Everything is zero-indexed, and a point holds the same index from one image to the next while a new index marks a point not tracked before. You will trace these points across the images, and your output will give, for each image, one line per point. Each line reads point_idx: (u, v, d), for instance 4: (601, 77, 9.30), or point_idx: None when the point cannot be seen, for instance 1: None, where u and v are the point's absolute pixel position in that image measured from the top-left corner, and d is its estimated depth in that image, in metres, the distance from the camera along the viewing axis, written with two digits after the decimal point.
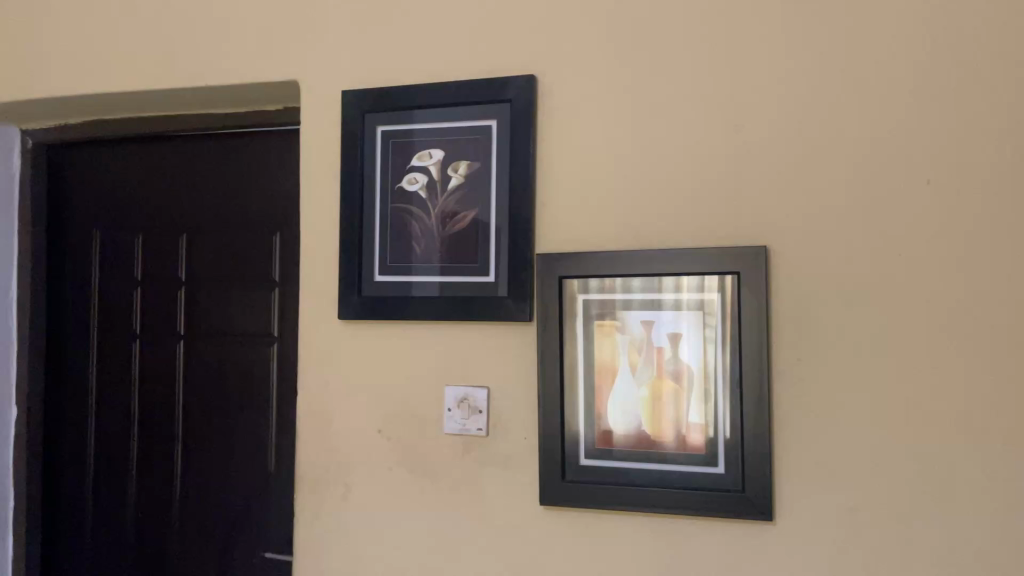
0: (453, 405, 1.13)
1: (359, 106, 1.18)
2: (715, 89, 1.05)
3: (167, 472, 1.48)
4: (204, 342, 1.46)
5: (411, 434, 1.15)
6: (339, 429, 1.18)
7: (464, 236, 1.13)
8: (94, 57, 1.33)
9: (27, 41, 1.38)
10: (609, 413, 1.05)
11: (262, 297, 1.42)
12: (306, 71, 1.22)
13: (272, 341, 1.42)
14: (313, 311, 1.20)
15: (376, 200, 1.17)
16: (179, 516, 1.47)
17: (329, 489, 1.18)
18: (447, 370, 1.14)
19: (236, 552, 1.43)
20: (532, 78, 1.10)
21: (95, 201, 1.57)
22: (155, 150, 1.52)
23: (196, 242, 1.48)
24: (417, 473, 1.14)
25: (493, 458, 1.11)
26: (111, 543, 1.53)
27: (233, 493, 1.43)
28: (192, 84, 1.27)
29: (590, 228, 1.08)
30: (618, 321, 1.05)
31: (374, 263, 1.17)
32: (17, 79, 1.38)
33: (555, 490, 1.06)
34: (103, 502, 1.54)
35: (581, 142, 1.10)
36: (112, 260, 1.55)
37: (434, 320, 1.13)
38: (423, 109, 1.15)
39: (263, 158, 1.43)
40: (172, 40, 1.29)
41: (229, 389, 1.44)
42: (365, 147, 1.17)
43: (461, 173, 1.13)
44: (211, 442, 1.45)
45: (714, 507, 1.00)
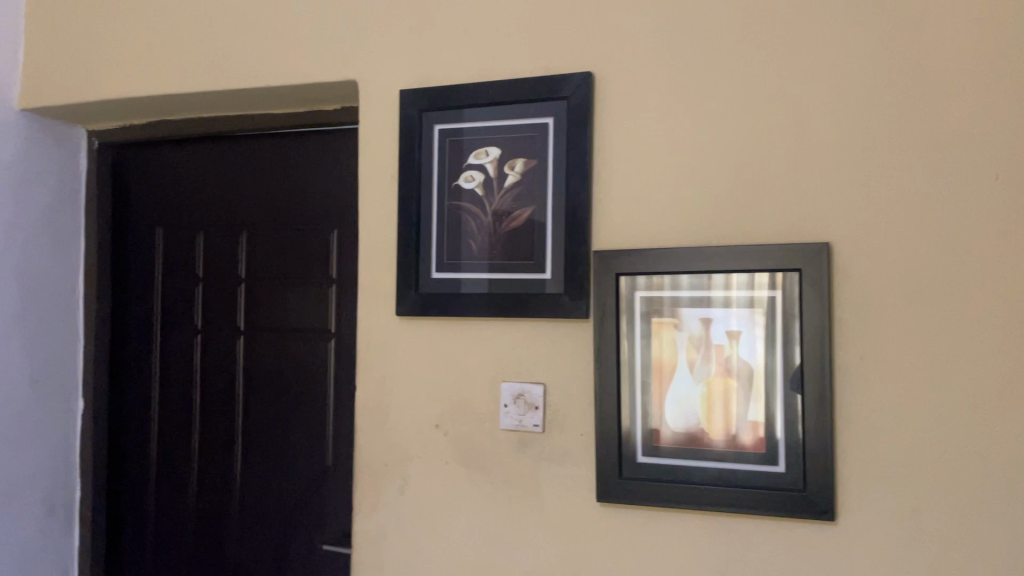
0: (510, 401, 1.13)
1: (416, 104, 1.19)
2: (775, 84, 1.04)
3: (226, 463, 1.51)
4: (263, 338, 1.49)
5: (468, 429, 1.16)
6: (397, 425, 1.20)
7: (520, 233, 1.13)
8: (158, 58, 1.36)
9: (93, 43, 1.42)
10: (667, 411, 1.05)
11: (320, 293, 1.45)
12: (365, 70, 1.23)
13: (330, 337, 1.44)
14: (371, 308, 1.22)
15: (433, 198, 1.18)
16: (238, 507, 1.50)
17: (387, 483, 1.20)
18: (503, 366, 1.15)
19: (294, 543, 1.46)
20: (589, 74, 1.10)
21: (158, 200, 1.61)
22: (216, 150, 1.55)
23: (255, 240, 1.51)
24: (473, 468, 1.15)
25: (549, 454, 1.12)
26: (173, 532, 1.57)
27: (292, 484, 1.46)
28: (252, 84, 1.30)
29: (647, 225, 1.08)
30: (676, 318, 1.05)
31: (430, 260, 1.18)
32: (84, 81, 1.42)
33: (612, 487, 1.06)
34: (165, 492, 1.58)
35: (638, 139, 1.09)
36: (174, 258, 1.59)
37: (491, 316, 1.14)
38: (480, 107, 1.16)
39: (321, 157, 1.46)
40: (233, 42, 1.31)
41: (288, 384, 1.47)
42: (422, 145, 1.19)
43: (518, 171, 1.14)
44: (270, 434, 1.48)
45: (773, 506, 0.99)
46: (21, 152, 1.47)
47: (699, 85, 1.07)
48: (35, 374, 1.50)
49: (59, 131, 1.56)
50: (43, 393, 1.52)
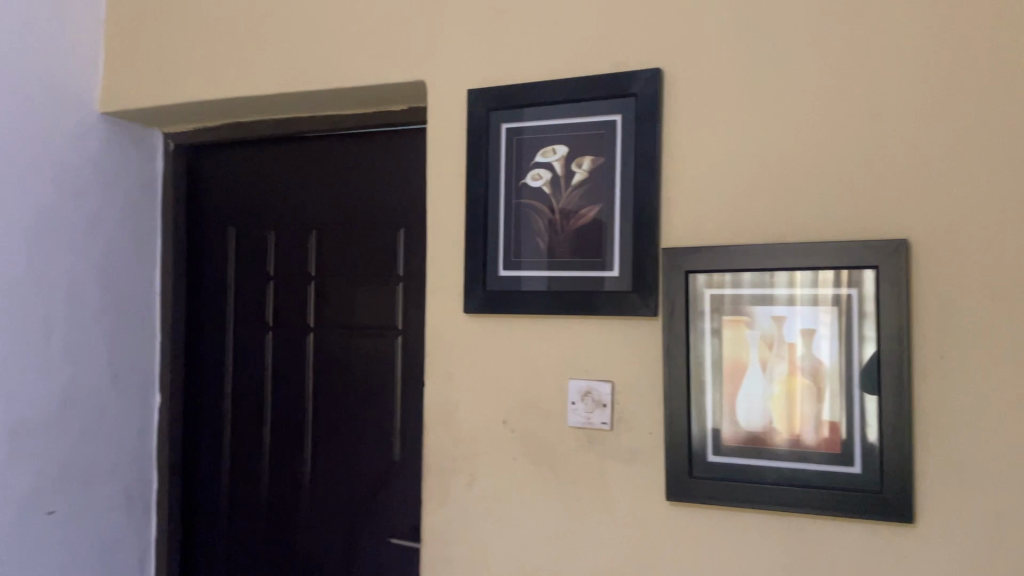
0: (577, 398, 1.14)
1: (483, 104, 1.20)
2: (849, 78, 1.02)
3: (297, 457, 1.55)
4: (332, 335, 1.52)
5: (535, 426, 1.17)
6: (465, 421, 1.21)
7: (587, 231, 1.14)
8: (231, 62, 1.40)
9: (169, 49, 1.46)
10: (738, 410, 1.04)
11: (386, 291, 1.47)
12: (432, 70, 1.25)
13: (397, 334, 1.46)
14: (438, 305, 1.23)
15: (500, 197, 1.19)
16: (309, 500, 1.53)
17: (455, 478, 1.21)
18: (570, 363, 1.15)
19: (363, 537, 1.48)
20: (658, 71, 1.09)
21: (231, 200, 1.66)
22: (286, 151, 1.59)
23: (324, 238, 1.54)
24: (541, 465, 1.16)
25: (617, 452, 1.12)
26: (245, 524, 1.61)
27: (361, 479, 1.48)
28: (322, 86, 1.32)
29: (716, 223, 1.07)
30: (748, 316, 1.03)
31: (498, 258, 1.19)
32: (161, 85, 1.47)
33: (681, 486, 1.06)
34: (238, 485, 1.62)
35: (707, 135, 1.08)
36: (247, 256, 1.63)
37: (558, 314, 1.15)
38: (548, 105, 1.16)
39: (388, 157, 1.48)
40: (304, 44, 1.34)
41: (355, 380, 1.49)
42: (489, 144, 1.19)
43: (585, 168, 1.14)
44: (340, 429, 1.50)
45: (849, 507, 0.97)
46: (101, 154, 1.53)
47: (769, 81, 1.06)
48: (115, 369, 1.55)
49: (137, 133, 1.61)
50: (122, 388, 1.57)
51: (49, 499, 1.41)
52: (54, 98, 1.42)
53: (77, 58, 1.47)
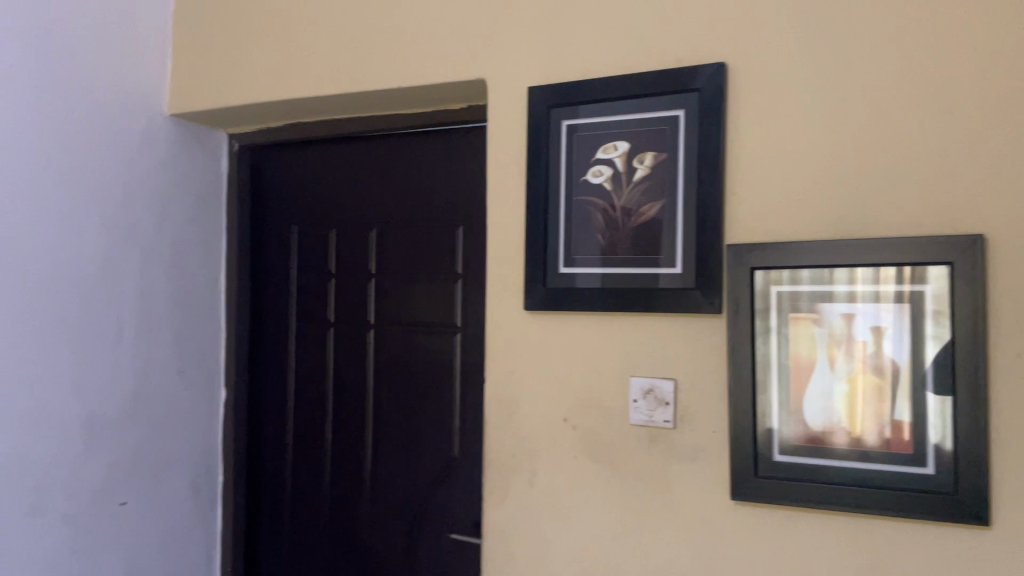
0: (639, 396, 1.13)
1: (544, 101, 1.20)
2: (922, 70, 0.99)
3: (358, 452, 1.57)
4: (392, 332, 1.54)
5: (597, 424, 1.16)
6: (525, 418, 1.21)
7: (649, 228, 1.13)
8: (295, 64, 1.42)
9: (235, 52, 1.49)
10: (806, 409, 1.02)
11: (446, 288, 1.48)
12: (492, 68, 1.25)
13: (456, 331, 1.47)
14: (499, 302, 1.24)
15: (561, 193, 1.19)
16: (370, 494, 1.56)
17: (515, 475, 1.22)
18: (632, 360, 1.14)
19: (423, 532, 1.50)
20: (722, 65, 1.08)
21: (293, 200, 1.69)
22: (347, 151, 1.61)
23: (384, 236, 1.56)
24: (602, 463, 1.16)
25: (680, 450, 1.11)
26: (308, 517, 1.64)
27: (420, 474, 1.50)
28: (384, 86, 1.34)
29: (782, 219, 1.05)
30: (816, 314, 1.02)
31: (558, 255, 1.19)
32: (227, 87, 1.50)
33: (746, 485, 1.05)
34: (301, 479, 1.65)
35: (773, 129, 1.07)
36: (310, 254, 1.66)
37: (620, 311, 1.14)
38: (609, 102, 1.16)
39: (448, 156, 1.49)
40: (366, 45, 1.36)
41: (415, 376, 1.51)
42: (550, 141, 1.19)
43: (647, 165, 1.13)
44: (400, 424, 1.52)
45: (922, 508, 0.95)
46: (169, 155, 1.57)
47: (837, 73, 1.03)
48: (183, 365, 1.60)
49: (203, 134, 1.65)
50: (190, 382, 1.62)
51: (121, 491, 1.46)
52: (125, 101, 1.47)
53: (145, 63, 1.51)
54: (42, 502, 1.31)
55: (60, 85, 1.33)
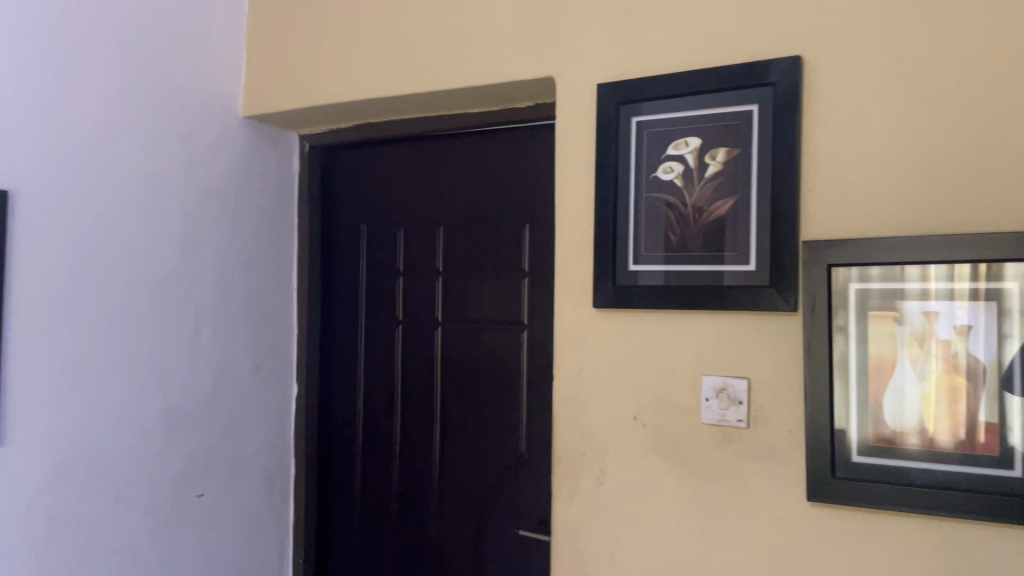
0: (711, 395, 1.12)
1: (614, 97, 1.19)
2: (1010, 60, 0.95)
3: (426, 447, 1.59)
4: (459, 330, 1.55)
5: (668, 423, 1.15)
6: (595, 416, 1.21)
7: (722, 224, 1.11)
8: (365, 65, 1.45)
9: (307, 55, 1.52)
10: (887, 410, 0.99)
11: (513, 285, 1.49)
12: (561, 66, 1.25)
13: (523, 328, 1.48)
14: (568, 300, 1.24)
15: (631, 190, 1.18)
16: (439, 489, 1.57)
17: (585, 474, 1.21)
18: (705, 359, 1.13)
19: (491, 528, 1.51)
20: (798, 59, 1.06)
21: (361, 199, 1.71)
22: (415, 150, 1.63)
23: (451, 234, 1.57)
24: (674, 462, 1.15)
25: (754, 450, 1.09)
26: (377, 512, 1.67)
27: (488, 470, 1.51)
28: (453, 85, 1.35)
29: (860, 215, 1.03)
30: (897, 312, 0.99)
31: (628, 252, 1.18)
32: (299, 90, 1.53)
33: (824, 487, 1.02)
34: (370, 474, 1.68)
35: (851, 124, 1.04)
36: (378, 253, 1.68)
37: (691, 309, 1.13)
38: (680, 98, 1.15)
39: (516, 154, 1.49)
40: (435, 45, 1.37)
41: (482, 373, 1.52)
42: (620, 138, 1.19)
43: (719, 161, 1.12)
44: (468, 420, 1.53)
45: (1009, 513, 0.92)
46: (243, 156, 1.61)
47: (919, 65, 1.01)
48: (257, 360, 1.64)
49: (275, 135, 1.69)
50: (264, 378, 1.65)
51: (199, 483, 1.51)
52: (202, 105, 1.51)
53: (221, 67, 1.56)
54: (123, 492, 1.36)
55: (138, 89, 1.38)
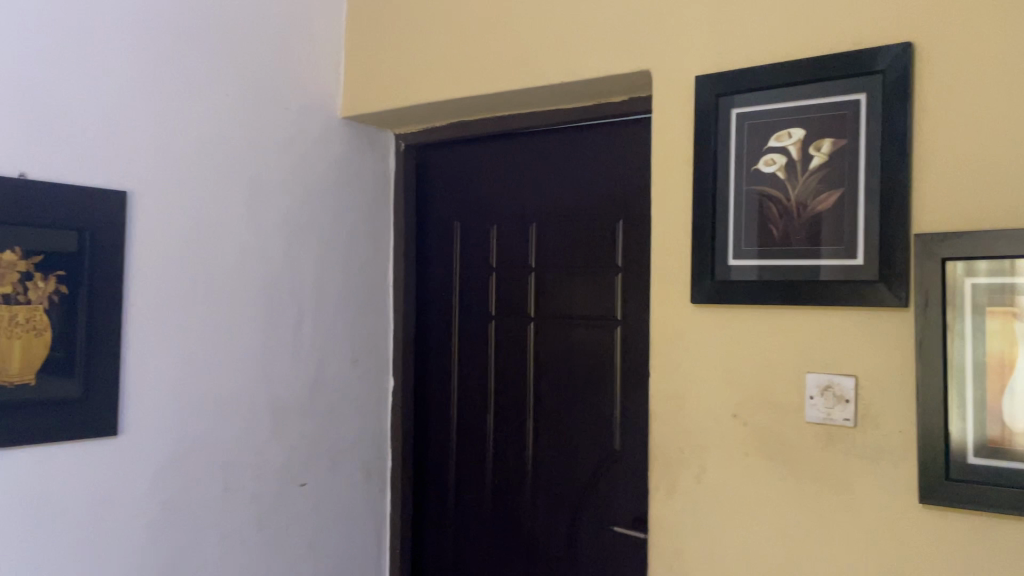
0: (816, 393, 1.09)
1: (713, 89, 1.17)
2: None
3: (519, 441, 1.60)
4: (552, 326, 1.56)
5: (770, 421, 1.13)
6: (693, 414, 1.19)
7: (828, 217, 1.08)
8: (460, 64, 1.47)
9: (404, 55, 1.55)
10: (1005, 410, 0.95)
11: (606, 281, 1.48)
12: (658, 60, 1.24)
13: (617, 325, 1.47)
14: (664, 296, 1.22)
15: (731, 184, 1.16)
16: (532, 484, 1.58)
17: (683, 472, 1.20)
18: (809, 356, 1.10)
19: (585, 524, 1.51)
20: (909, 45, 1.02)
21: (455, 197, 1.74)
22: (508, 148, 1.65)
23: (544, 230, 1.58)
24: (776, 461, 1.12)
25: (862, 451, 1.06)
26: (471, 505, 1.69)
27: (582, 465, 1.51)
28: (548, 81, 1.35)
29: (975, 207, 0.99)
30: (1016, 308, 0.95)
31: (727, 247, 1.16)
32: (395, 90, 1.56)
33: (938, 489, 0.99)
34: (465, 468, 1.70)
35: (965, 111, 1.00)
36: (471, 249, 1.70)
37: (795, 304, 1.11)
38: (782, 88, 1.12)
39: (610, 149, 1.49)
40: (530, 42, 1.38)
41: (575, 369, 1.52)
42: (719, 130, 1.17)
43: (825, 152, 1.09)
44: (562, 416, 1.54)
45: None
46: (343, 156, 1.65)
47: None
48: (356, 355, 1.68)
49: (373, 135, 1.73)
50: (362, 371, 1.70)
51: (302, 473, 1.56)
52: (304, 107, 1.56)
53: (322, 70, 1.60)
54: (233, 480, 1.42)
55: (244, 93, 1.44)
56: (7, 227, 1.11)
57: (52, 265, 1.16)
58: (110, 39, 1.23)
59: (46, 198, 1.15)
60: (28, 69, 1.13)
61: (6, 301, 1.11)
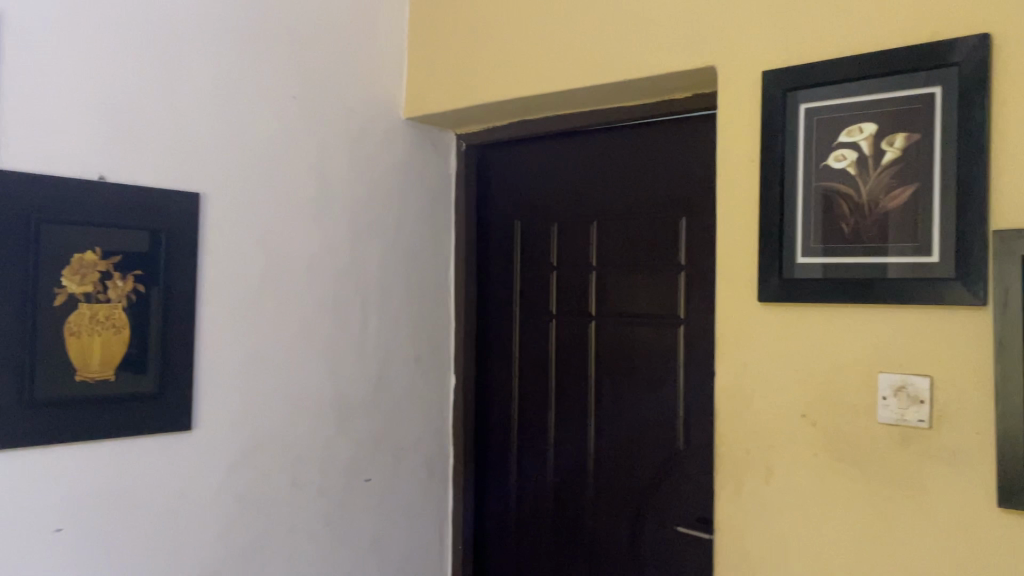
0: (889, 394, 1.06)
1: (780, 85, 1.15)
2: None
3: (581, 439, 1.60)
4: (614, 325, 1.55)
5: (840, 421, 1.11)
6: (760, 414, 1.18)
7: (902, 213, 1.06)
8: (522, 64, 1.47)
9: (465, 56, 1.57)
10: None
11: (669, 279, 1.47)
12: (724, 55, 1.22)
13: (679, 323, 1.46)
14: (731, 295, 1.21)
15: (799, 180, 1.14)
16: (594, 483, 1.58)
17: (749, 472, 1.19)
18: (881, 355, 1.08)
19: (648, 523, 1.50)
20: (987, 36, 0.99)
21: (516, 196, 1.74)
22: (569, 146, 1.65)
23: (605, 229, 1.57)
24: (846, 463, 1.10)
25: (937, 452, 1.03)
26: (532, 503, 1.69)
27: (645, 464, 1.50)
28: (610, 79, 1.35)
29: None
30: None
31: (796, 244, 1.14)
32: (457, 90, 1.58)
33: (1019, 493, 0.96)
34: (526, 466, 1.71)
35: None
36: (531, 248, 1.70)
37: (866, 303, 1.08)
38: (853, 82, 1.10)
39: (673, 147, 1.48)
40: (592, 40, 1.38)
41: (637, 368, 1.51)
42: (786, 125, 1.15)
43: (897, 147, 1.06)
44: (623, 414, 1.53)
45: None
46: (406, 156, 1.67)
47: None
48: (419, 352, 1.70)
49: (434, 136, 1.75)
50: (424, 369, 1.72)
51: (367, 468, 1.58)
52: (369, 108, 1.59)
53: (386, 71, 1.63)
54: (300, 474, 1.45)
55: (310, 95, 1.47)
56: (86, 228, 1.15)
57: (130, 264, 1.20)
58: (185, 47, 1.27)
59: (124, 200, 1.19)
60: (104, 76, 1.17)
61: (87, 299, 1.15)
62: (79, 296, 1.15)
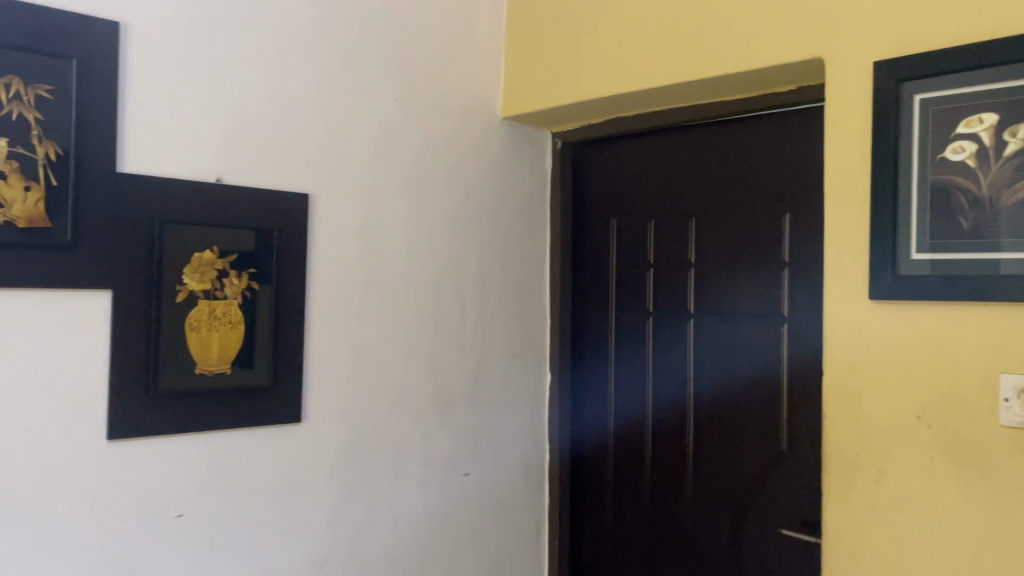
0: (1012, 395, 1.02)
1: (894, 75, 1.12)
2: None
3: (678, 438, 1.59)
4: (712, 323, 1.53)
5: (957, 423, 1.07)
6: (871, 414, 1.15)
7: None
8: (620, 60, 1.47)
9: (563, 54, 1.57)
10: None
11: (771, 276, 1.45)
12: (832, 47, 1.19)
13: (782, 321, 1.43)
14: (840, 291, 1.18)
15: (914, 173, 1.10)
16: (692, 482, 1.56)
17: (860, 474, 1.16)
18: (1003, 355, 1.03)
19: (749, 525, 1.47)
20: None
21: (612, 194, 1.74)
22: (667, 141, 1.63)
23: (704, 225, 1.56)
24: (965, 466, 1.06)
25: None
26: (629, 502, 1.69)
27: (745, 463, 1.48)
28: (712, 74, 1.34)
29: None
30: None
31: (910, 240, 1.10)
32: (554, 88, 1.58)
33: None
34: (622, 465, 1.70)
35: None
36: (628, 245, 1.70)
37: (987, 301, 1.04)
38: (973, 70, 1.05)
39: (776, 141, 1.45)
40: (692, 35, 1.36)
41: (737, 366, 1.49)
42: (900, 117, 1.11)
43: (1021, 138, 1.02)
44: (723, 414, 1.51)
45: None
46: (502, 154, 1.69)
47: None
48: (515, 349, 1.72)
49: (530, 135, 1.76)
50: (521, 366, 1.73)
51: (465, 463, 1.61)
52: (467, 108, 1.61)
53: (484, 71, 1.65)
54: (403, 467, 1.49)
55: (412, 97, 1.50)
56: (204, 227, 1.21)
57: (244, 262, 1.26)
58: (294, 52, 1.32)
59: (238, 201, 1.24)
60: (220, 82, 1.23)
61: (205, 296, 1.21)
62: (199, 293, 1.21)
